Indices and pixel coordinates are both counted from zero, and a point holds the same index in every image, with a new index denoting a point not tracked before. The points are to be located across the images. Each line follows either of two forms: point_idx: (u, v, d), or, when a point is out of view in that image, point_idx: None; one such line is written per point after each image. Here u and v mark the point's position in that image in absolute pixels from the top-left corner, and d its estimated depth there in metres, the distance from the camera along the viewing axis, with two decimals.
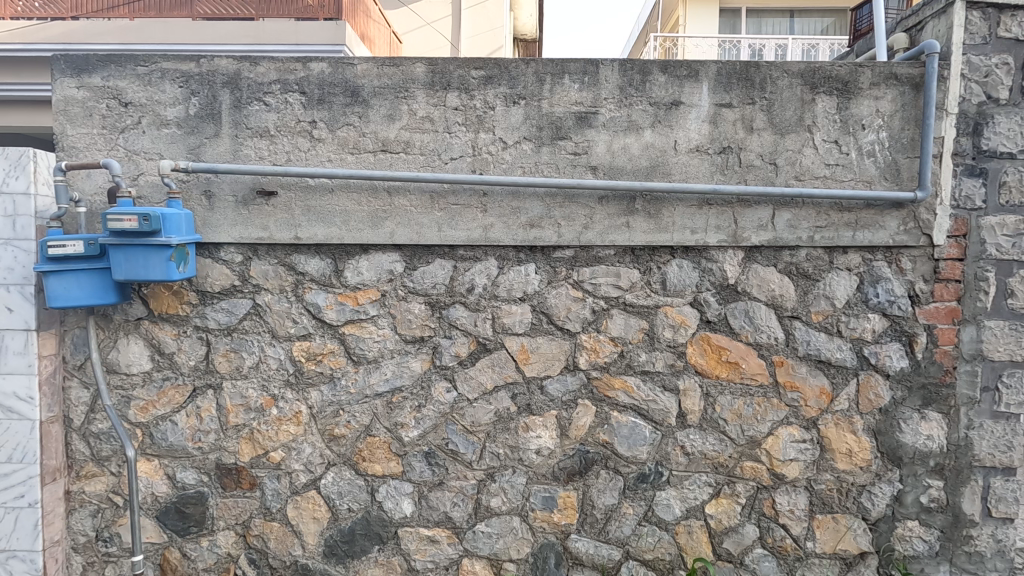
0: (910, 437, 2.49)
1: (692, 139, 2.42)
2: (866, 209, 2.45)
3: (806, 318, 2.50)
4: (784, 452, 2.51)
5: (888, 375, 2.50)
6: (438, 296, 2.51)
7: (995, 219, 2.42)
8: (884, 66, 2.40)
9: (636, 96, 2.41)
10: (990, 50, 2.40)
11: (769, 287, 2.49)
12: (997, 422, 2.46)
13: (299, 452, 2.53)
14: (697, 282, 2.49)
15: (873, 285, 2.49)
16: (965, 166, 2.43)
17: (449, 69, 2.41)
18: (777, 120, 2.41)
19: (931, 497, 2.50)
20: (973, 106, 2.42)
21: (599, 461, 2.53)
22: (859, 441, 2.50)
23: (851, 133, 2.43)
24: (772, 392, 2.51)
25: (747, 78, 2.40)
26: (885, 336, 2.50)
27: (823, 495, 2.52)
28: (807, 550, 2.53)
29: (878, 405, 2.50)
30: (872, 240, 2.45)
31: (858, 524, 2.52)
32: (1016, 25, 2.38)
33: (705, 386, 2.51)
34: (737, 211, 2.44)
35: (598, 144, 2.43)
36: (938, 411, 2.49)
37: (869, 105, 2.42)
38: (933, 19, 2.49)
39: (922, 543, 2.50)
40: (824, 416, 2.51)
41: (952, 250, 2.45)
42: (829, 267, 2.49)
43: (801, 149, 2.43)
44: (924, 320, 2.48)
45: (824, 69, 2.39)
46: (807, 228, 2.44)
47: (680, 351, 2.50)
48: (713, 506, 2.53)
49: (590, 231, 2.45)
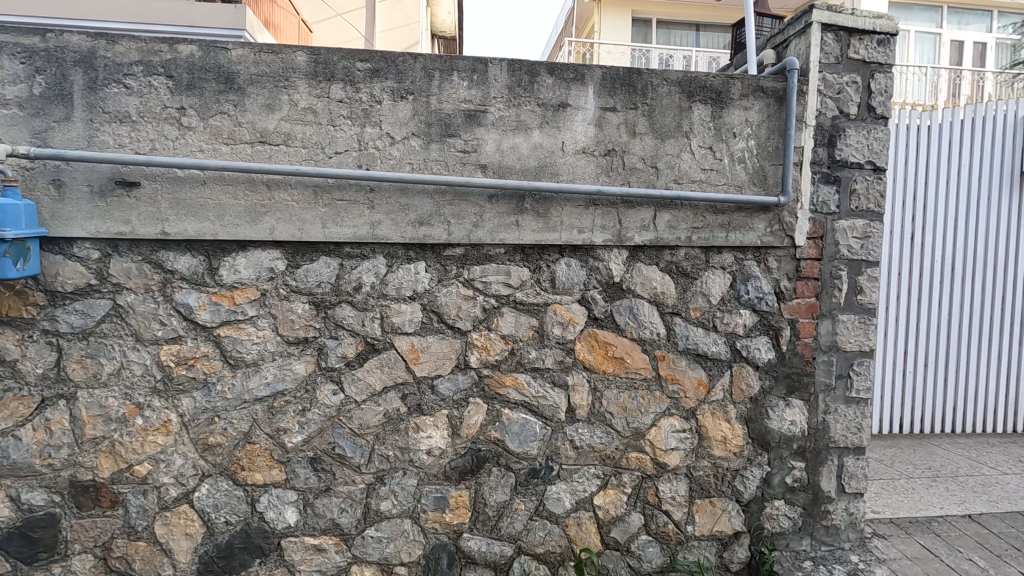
0: (777, 423, 2.69)
1: (579, 141, 2.49)
2: (737, 212, 2.61)
3: (685, 314, 2.63)
4: (665, 443, 2.63)
5: (757, 367, 2.69)
6: (323, 296, 2.41)
7: (846, 223, 2.68)
8: (752, 80, 2.58)
9: (525, 96, 2.44)
10: (841, 70, 2.65)
11: (652, 285, 2.60)
12: (849, 406, 2.72)
13: (169, 464, 2.34)
14: (584, 280, 2.56)
15: (744, 283, 2.66)
16: (822, 174, 2.66)
17: (332, 60, 2.32)
18: (657, 125, 2.53)
19: (795, 477, 2.71)
20: (828, 120, 2.66)
21: (491, 459, 2.54)
22: (732, 429, 2.68)
23: (724, 141, 2.59)
24: (655, 385, 2.62)
25: (630, 84, 2.49)
26: (754, 330, 2.69)
27: (701, 481, 2.68)
28: (687, 533, 2.68)
29: (749, 395, 2.69)
30: (743, 240, 2.62)
31: (732, 506, 2.70)
32: (863, 47, 2.64)
33: (593, 381, 2.59)
34: (621, 212, 2.53)
35: (486, 142, 2.44)
36: (801, 399, 2.71)
37: (739, 114, 2.59)
38: (795, 38, 2.70)
39: (787, 520, 2.72)
40: (701, 406, 2.66)
41: (812, 251, 2.68)
42: (705, 266, 2.64)
43: (679, 153, 2.56)
44: (788, 315, 2.69)
45: (700, 79, 2.54)
46: (685, 229, 2.58)
47: (569, 348, 2.56)
48: (601, 497, 2.61)
49: (480, 230, 2.45)
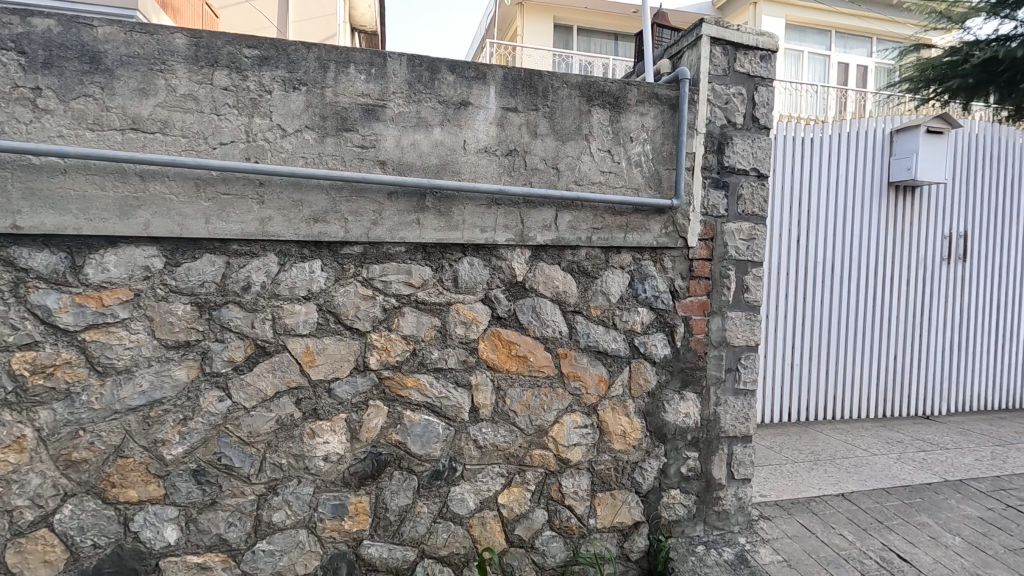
0: (672, 416, 2.82)
1: (480, 140, 2.49)
2: (634, 213, 2.71)
3: (586, 312, 2.70)
4: (567, 438, 2.69)
5: (654, 362, 2.80)
6: (206, 296, 2.26)
7: (734, 225, 2.85)
8: (648, 87, 2.69)
9: (425, 93, 2.40)
10: (729, 81, 2.82)
11: (554, 284, 2.64)
12: (738, 397, 2.90)
13: (23, 485, 2.10)
14: (487, 279, 2.56)
15: (641, 282, 2.77)
16: (712, 179, 2.83)
17: (215, 45, 2.18)
18: (558, 127, 2.58)
19: (689, 467, 2.85)
20: (717, 128, 2.82)
21: (392, 463, 2.48)
22: (631, 422, 2.77)
23: (621, 144, 2.68)
24: (557, 382, 2.67)
25: (531, 85, 2.52)
26: (651, 327, 2.80)
27: (602, 475, 2.75)
28: (589, 526, 2.74)
29: (646, 389, 2.80)
30: (640, 241, 2.72)
31: (632, 497, 2.79)
32: (748, 62, 2.83)
33: (496, 380, 2.59)
34: (524, 211, 2.56)
35: (386, 138, 2.38)
36: (695, 392, 2.86)
37: (636, 120, 2.69)
38: (688, 49, 2.85)
39: (682, 508, 2.85)
40: (602, 402, 2.74)
41: (703, 251, 2.83)
42: (605, 266, 2.72)
43: (579, 156, 2.62)
44: (683, 312, 2.83)
45: (598, 84, 2.62)
46: (585, 229, 2.64)
47: (472, 347, 2.55)
48: (505, 495, 2.62)
49: (380, 228, 2.39)
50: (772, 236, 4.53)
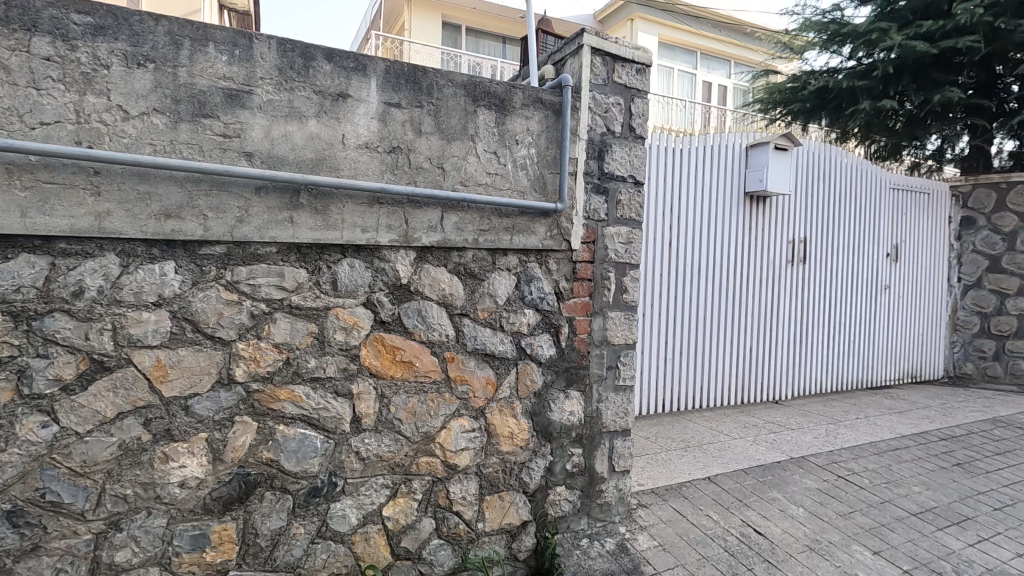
0: (557, 415, 2.88)
1: (361, 135, 2.35)
2: (520, 216, 2.72)
3: (473, 315, 2.67)
4: (455, 444, 2.63)
5: (540, 363, 2.84)
6: (23, 304, 1.90)
7: (613, 229, 2.98)
8: (532, 91, 2.73)
9: (298, 81, 2.22)
10: (608, 91, 2.94)
11: (440, 286, 2.58)
12: (618, 393, 3.04)
13: None
14: (369, 282, 2.43)
15: (528, 284, 2.80)
16: (593, 184, 2.93)
17: (34, 6, 1.84)
18: (443, 126, 2.52)
19: (573, 463, 2.94)
20: (597, 135, 2.93)
21: (263, 483, 2.27)
22: (518, 423, 2.79)
23: (507, 147, 2.68)
24: (444, 387, 2.61)
25: (415, 81, 2.44)
26: (537, 328, 2.84)
27: (490, 478, 2.74)
28: (477, 531, 2.71)
29: (533, 390, 2.83)
30: (525, 244, 2.75)
31: (520, 498, 2.81)
32: (625, 74, 2.97)
33: (380, 388, 2.47)
34: (408, 211, 2.46)
35: (252, 128, 2.17)
36: (579, 390, 2.94)
37: (521, 123, 2.71)
38: (570, 57, 2.92)
39: (567, 503, 2.93)
40: (489, 404, 2.72)
41: (585, 254, 2.93)
42: (491, 268, 2.71)
43: (465, 156, 2.58)
44: (567, 313, 2.90)
45: (483, 85, 2.60)
46: (471, 231, 2.61)
47: (353, 353, 2.41)
48: (390, 508, 2.51)
49: (246, 227, 2.17)
50: (647, 238, 4.80)
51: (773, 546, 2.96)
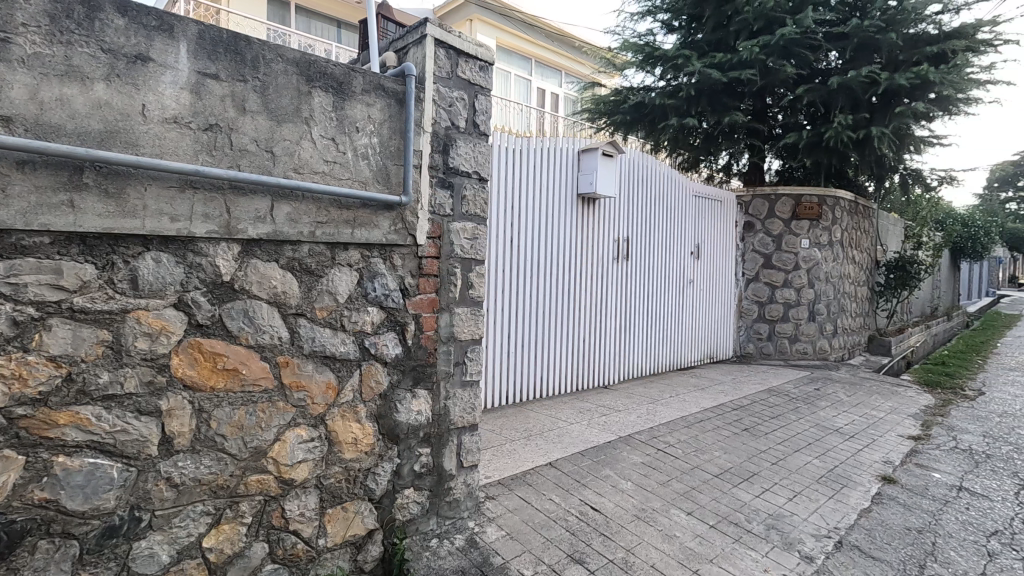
0: (404, 415, 2.79)
1: (168, 107, 2.01)
2: (362, 208, 2.57)
3: (310, 315, 2.45)
4: (291, 457, 2.39)
5: (386, 363, 2.72)
6: None
7: (459, 225, 2.98)
8: (373, 76, 2.58)
9: (78, 34, 1.81)
10: (452, 85, 2.91)
11: (270, 284, 2.32)
12: (465, 389, 3.05)
13: None
14: (181, 279, 2.09)
15: (371, 280, 2.65)
16: (438, 179, 2.89)
17: None
18: (271, 106, 2.26)
19: (422, 463, 2.87)
20: (442, 129, 2.89)
21: (35, 531, 1.82)
22: (363, 428, 2.64)
23: (346, 134, 2.51)
24: (277, 395, 2.36)
25: (237, 51, 2.15)
26: (382, 327, 2.71)
27: (332, 489, 2.54)
28: (319, 548, 2.50)
29: (378, 391, 2.70)
30: (368, 238, 2.60)
31: (365, 506, 2.66)
32: (469, 70, 2.97)
33: (197, 402, 2.15)
34: (230, 199, 2.16)
35: (10, 86, 1.72)
36: (426, 388, 2.88)
37: (361, 109, 2.55)
38: (413, 47, 2.84)
39: (416, 505, 2.86)
40: (330, 410, 2.53)
41: (431, 249, 2.87)
42: (331, 263, 2.51)
43: (298, 141, 2.35)
44: (413, 310, 2.82)
45: (318, 64, 2.39)
46: (307, 222, 2.39)
47: (161, 364, 2.06)
48: (212, 537, 2.19)
49: (5, 210, 1.72)
50: (490, 235, 4.88)
51: (607, 520, 3.22)
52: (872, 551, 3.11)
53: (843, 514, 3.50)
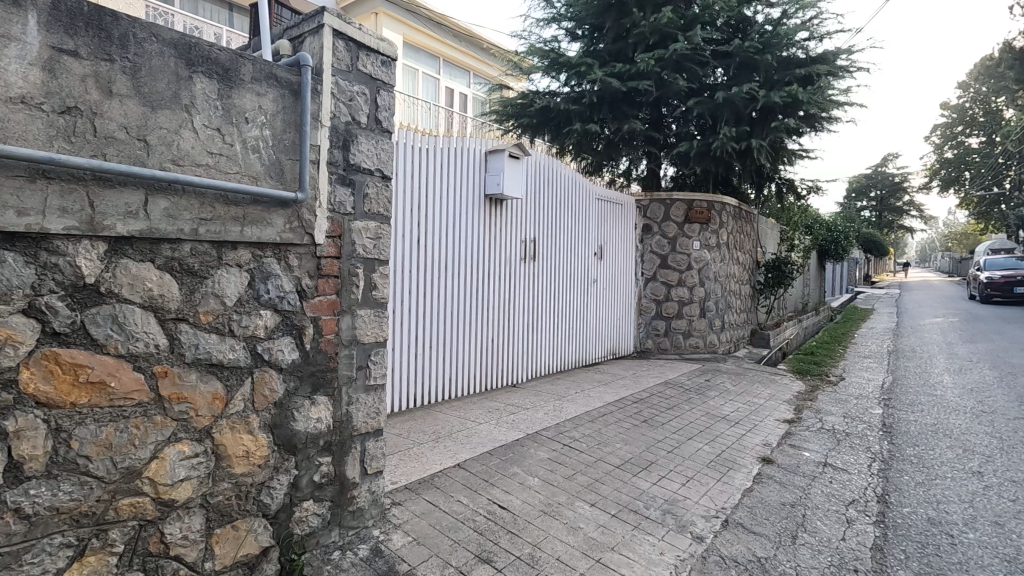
0: (302, 424, 2.64)
1: (13, 86, 1.76)
2: (253, 205, 2.40)
3: (193, 319, 2.25)
4: (171, 476, 2.18)
5: (281, 369, 2.57)
6: None
7: (361, 224, 2.88)
8: (265, 65, 2.42)
9: None
10: (353, 79, 2.81)
11: (145, 286, 2.10)
12: (368, 394, 2.96)
13: None
14: (32, 282, 1.83)
15: (264, 281, 2.49)
16: (338, 175, 2.78)
17: None
18: (144, 90, 2.05)
19: (322, 473, 2.74)
20: (342, 124, 2.78)
21: None
22: (255, 440, 2.46)
23: (234, 125, 2.33)
24: (153, 409, 2.14)
25: (102, 27, 1.93)
26: (277, 331, 2.55)
27: (220, 508, 2.35)
28: (204, 573, 2.30)
29: (272, 400, 2.54)
30: (260, 237, 2.43)
31: (259, 523, 2.48)
32: (370, 64, 2.89)
33: (54, 421, 1.89)
34: (94, 191, 1.93)
35: None
36: (326, 395, 2.75)
37: (251, 99, 2.39)
38: (310, 36, 2.70)
39: (316, 518, 2.73)
40: (217, 423, 2.34)
41: (331, 249, 2.75)
42: (217, 264, 2.32)
43: (177, 130, 2.15)
44: (311, 312, 2.68)
45: (201, 48, 2.20)
46: (189, 219, 2.19)
47: (6, 380, 1.79)
48: (74, 572, 1.95)
49: None
50: (395, 234, 4.77)
51: (515, 517, 3.26)
52: (753, 527, 3.40)
53: (729, 494, 3.80)
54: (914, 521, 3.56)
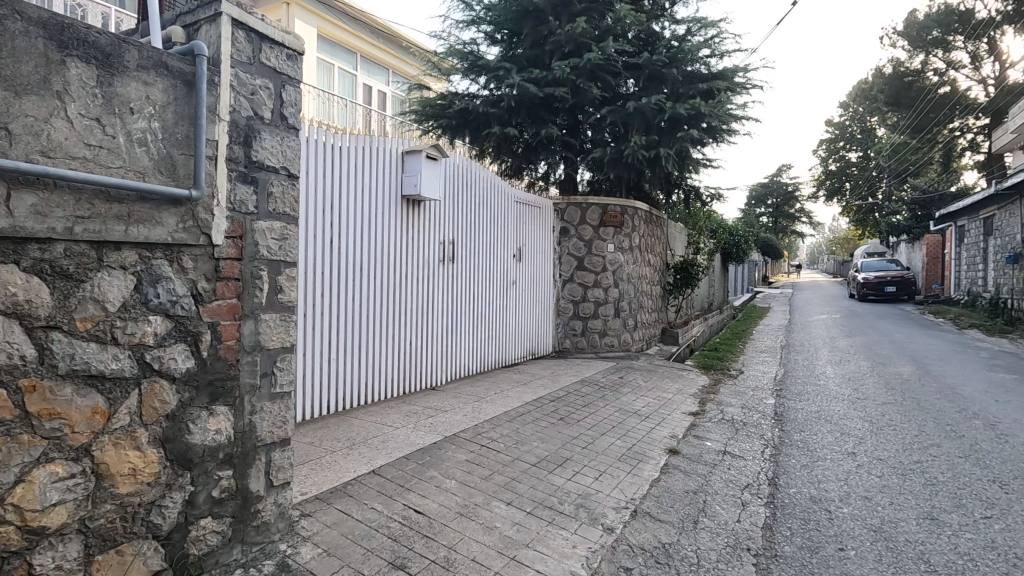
0: (199, 436, 2.48)
1: None
2: (140, 202, 2.23)
3: (68, 327, 2.05)
4: (41, 500, 1.96)
5: (174, 379, 2.39)
6: None
7: (264, 224, 2.75)
8: (153, 52, 2.25)
9: None
10: (254, 71, 2.68)
11: (7, 291, 1.89)
12: (274, 402, 2.83)
13: None
14: None
15: (153, 285, 2.31)
16: (239, 173, 2.64)
17: None
18: (5, 72, 1.84)
19: (222, 488, 2.58)
20: (242, 118, 2.64)
21: None
22: (143, 456, 2.28)
23: (116, 115, 2.15)
24: (19, 428, 1.92)
25: None
26: (168, 338, 2.37)
27: (103, 532, 2.15)
28: None
29: (164, 413, 2.36)
30: (147, 236, 2.26)
31: (148, 545, 2.30)
32: (274, 57, 2.77)
33: None
34: None
35: None
36: (226, 404, 2.60)
37: (137, 88, 2.21)
38: (206, 24, 2.54)
39: (215, 535, 2.56)
40: (98, 439, 2.14)
41: (231, 250, 2.60)
42: (97, 266, 2.13)
43: (47, 118, 1.95)
44: (208, 318, 2.52)
45: (76, 29, 2.01)
46: (62, 217, 1.99)
47: None
48: None
49: None
50: (306, 235, 4.58)
51: (431, 520, 3.24)
52: (659, 515, 3.59)
53: (638, 485, 3.99)
54: (798, 501, 3.91)
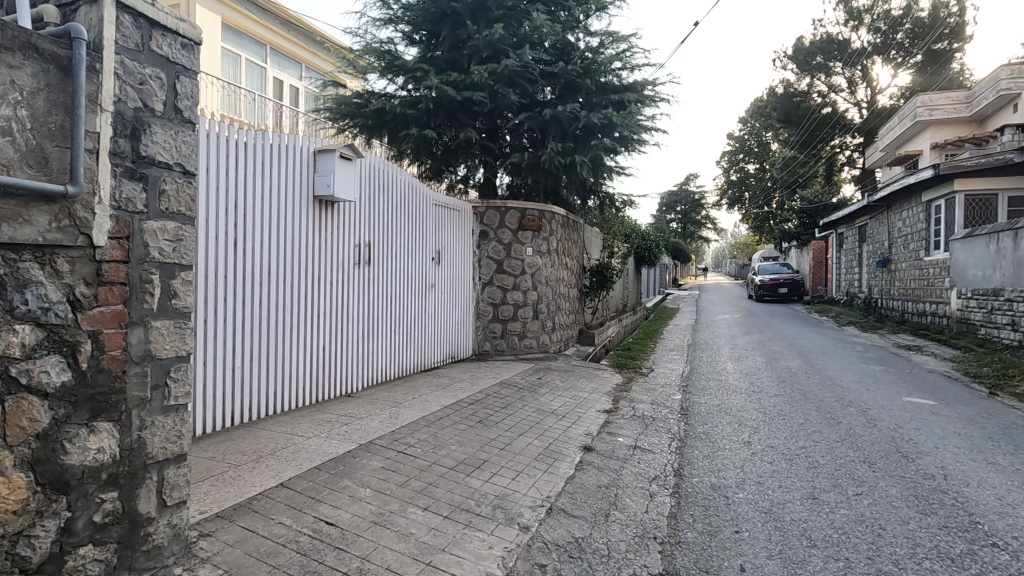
0: (77, 456, 2.25)
1: None
2: (3, 198, 1.99)
3: None
4: None
5: (46, 395, 2.15)
6: None
7: (155, 224, 2.56)
8: (19, 32, 2.03)
9: None
10: (143, 60, 2.49)
11: None
12: (167, 416, 2.64)
13: None
14: None
15: (20, 290, 2.07)
16: (125, 169, 2.44)
17: None
18: None
19: (106, 511, 2.36)
20: (130, 109, 2.44)
21: None
22: (8, 482, 2.01)
23: None
24: None
25: None
26: (39, 349, 2.13)
27: None
28: None
29: (34, 432, 2.11)
30: (12, 236, 2.02)
31: None
32: (166, 45, 2.58)
33: None
34: None
35: None
36: (110, 420, 2.39)
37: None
38: (85, 5, 2.32)
39: (98, 565, 2.34)
40: None
41: (116, 252, 2.39)
42: None
43: None
44: (88, 326, 2.29)
45: None
46: None
47: None
48: None
49: None
50: (208, 237, 4.31)
51: (343, 531, 3.14)
52: (573, 511, 3.71)
53: (554, 483, 4.10)
54: (700, 489, 4.18)
